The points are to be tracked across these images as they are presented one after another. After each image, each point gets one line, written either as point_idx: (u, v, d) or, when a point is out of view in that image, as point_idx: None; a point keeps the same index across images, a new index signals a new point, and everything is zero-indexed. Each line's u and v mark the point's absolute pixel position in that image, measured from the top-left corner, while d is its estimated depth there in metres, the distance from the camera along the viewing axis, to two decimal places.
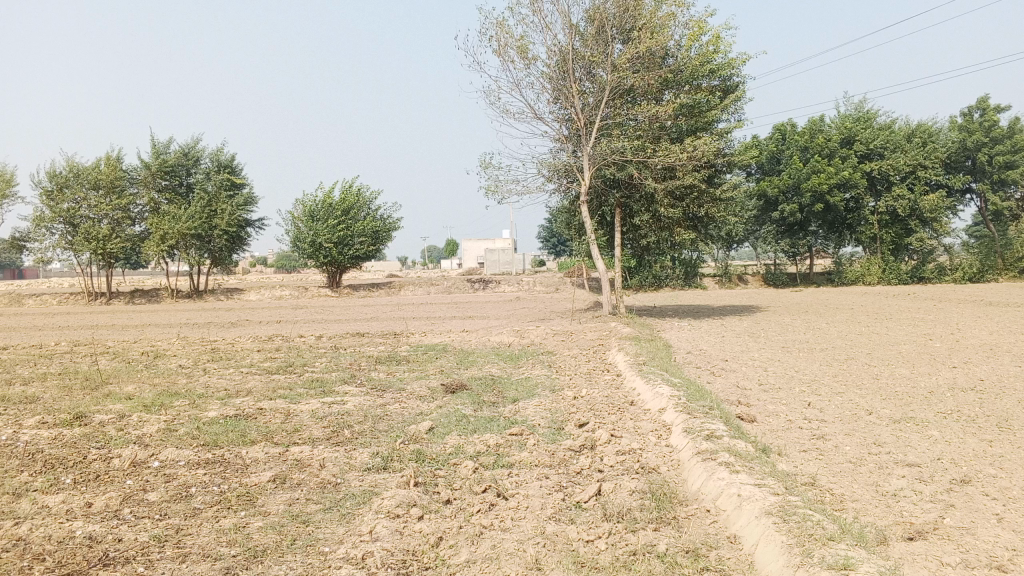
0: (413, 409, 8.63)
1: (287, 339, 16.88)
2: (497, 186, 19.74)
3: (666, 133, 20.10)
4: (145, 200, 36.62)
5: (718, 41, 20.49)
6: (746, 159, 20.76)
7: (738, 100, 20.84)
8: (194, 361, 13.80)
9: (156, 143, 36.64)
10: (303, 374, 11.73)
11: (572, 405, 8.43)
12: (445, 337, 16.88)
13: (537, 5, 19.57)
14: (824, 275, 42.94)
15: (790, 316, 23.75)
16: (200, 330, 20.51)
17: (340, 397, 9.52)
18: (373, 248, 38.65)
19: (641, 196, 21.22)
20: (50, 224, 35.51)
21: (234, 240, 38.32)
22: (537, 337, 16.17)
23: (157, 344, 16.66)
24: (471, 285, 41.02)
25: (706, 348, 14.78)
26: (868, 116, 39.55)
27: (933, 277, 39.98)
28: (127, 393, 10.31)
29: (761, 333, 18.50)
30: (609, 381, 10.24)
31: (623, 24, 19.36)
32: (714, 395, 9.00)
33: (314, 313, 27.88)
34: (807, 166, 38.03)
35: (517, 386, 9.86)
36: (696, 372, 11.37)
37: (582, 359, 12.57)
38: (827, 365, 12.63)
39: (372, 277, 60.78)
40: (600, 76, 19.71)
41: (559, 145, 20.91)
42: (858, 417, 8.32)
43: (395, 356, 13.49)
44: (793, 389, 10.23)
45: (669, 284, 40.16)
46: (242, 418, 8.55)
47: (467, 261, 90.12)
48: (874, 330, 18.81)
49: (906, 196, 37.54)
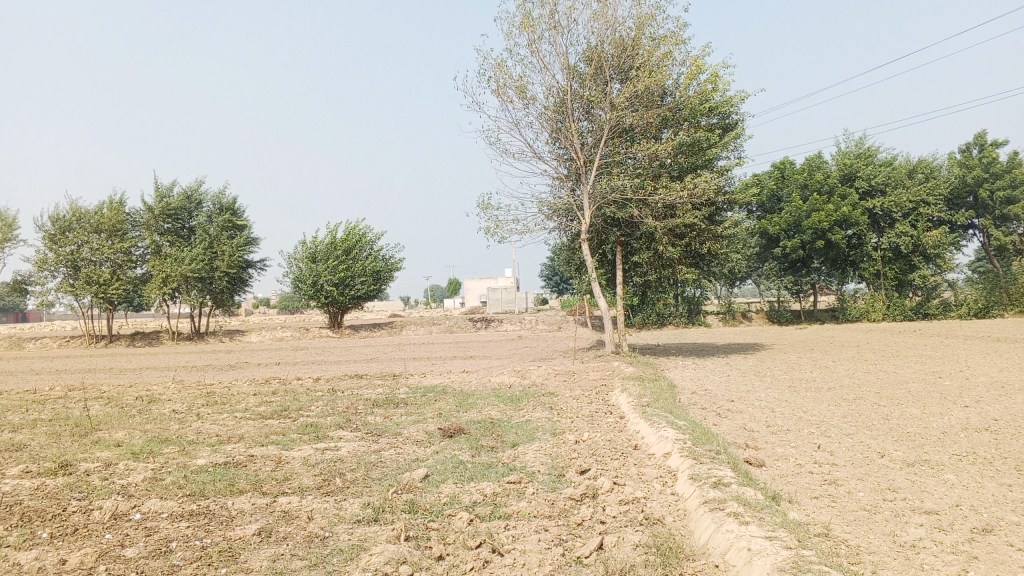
0: (409, 455, 8.35)
1: (286, 382, 16.61)
2: (498, 226, 19.62)
3: (666, 171, 19.99)
4: (147, 243, 36.58)
5: (716, 79, 20.47)
6: (747, 197, 20.61)
7: (738, 137, 20.76)
8: (189, 405, 13.52)
9: (159, 186, 36.70)
10: (298, 418, 11.45)
11: (573, 450, 8.15)
12: (445, 378, 16.60)
13: (535, 46, 19.62)
14: (828, 312, 42.63)
15: (796, 354, 23.43)
16: (198, 373, 20.24)
17: (334, 443, 9.24)
18: (375, 289, 38.47)
19: (641, 235, 21.07)
20: (52, 267, 35.42)
21: (235, 282, 38.17)
22: (539, 378, 15.88)
23: (154, 388, 16.41)
24: (473, 325, 40.77)
25: (711, 388, 14.48)
26: (867, 153, 39.59)
27: (939, 313, 39.63)
28: (117, 440, 10.04)
29: (767, 371, 18.20)
30: (611, 424, 9.95)
31: (621, 64, 19.39)
32: (720, 438, 8.71)
33: (314, 354, 27.62)
34: (808, 204, 37.96)
35: (517, 430, 9.57)
36: (700, 414, 11.07)
37: (584, 401, 12.28)
38: (834, 405, 12.34)
39: (375, 318, 60.62)
40: (599, 115, 19.69)
41: (558, 185, 20.83)
42: (870, 461, 8.03)
43: (393, 398, 13.22)
44: (801, 430, 9.93)
45: (672, 322, 39.90)
46: (232, 465, 8.27)
47: (470, 300, 90.05)
48: (882, 367, 18.49)
49: (909, 232, 37.39)
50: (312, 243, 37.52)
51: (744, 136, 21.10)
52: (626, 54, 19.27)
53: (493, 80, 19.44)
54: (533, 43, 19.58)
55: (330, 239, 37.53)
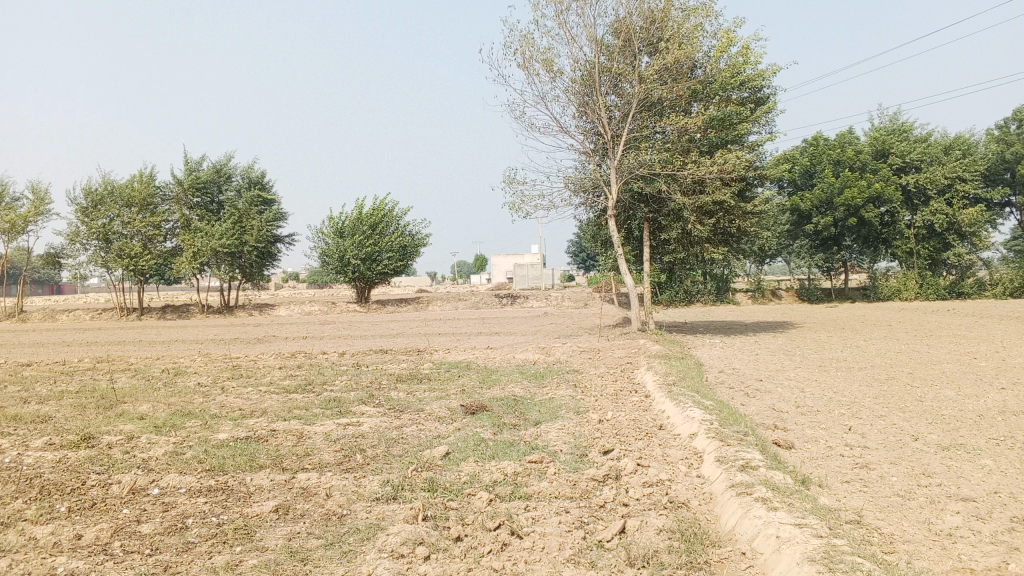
0: (430, 432, 8.25)
1: (310, 356, 16.59)
2: (523, 202, 19.43)
3: (695, 146, 19.63)
4: (177, 217, 36.79)
5: (748, 52, 20.01)
6: (778, 173, 20.20)
7: (770, 112, 20.32)
8: (214, 379, 13.55)
9: (189, 160, 36.82)
10: (321, 393, 11.39)
11: (597, 429, 7.99)
12: (470, 354, 16.51)
13: (563, 18, 19.26)
14: (859, 291, 41.99)
15: (826, 333, 23.05)
16: (224, 347, 20.32)
17: (356, 419, 9.16)
18: (402, 264, 38.44)
19: (669, 211, 20.78)
20: (84, 240, 35.78)
21: (264, 256, 38.32)
22: (564, 355, 15.72)
23: (180, 361, 16.47)
24: (499, 301, 40.68)
25: (738, 366, 14.25)
26: (902, 129, 38.77)
27: (973, 292, 38.85)
28: (140, 413, 10.04)
29: (796, 350, 17.90)
30: (637, 403, 9.78)
31: (651, 37, 19.00)
32: (748, 419, 8.52)
33: (340, 329, 27.68)
34: (840, 181, 37.29)
35: (540, 408, 9.43)
36: (728, 393, 10.86)
37: (609, 378, 12.11)
38: (866, 385, 12.07)
39: (401, 293, 60.76)
40: (627, 89, 19.35)
41: (585, 160, 20.55)
42: (903, 444, 7.80)
43: (416, 374, 13.13)
44: (832, 412, 9.70)
45: (700, 299, 39.52)
46: (253, 440, 8.22)
47: (496, 276, 90.05)
48: (915, 347, 18.11)
49: (944, 210, 36.64)
50: (339, 218, 37.54)
51: (777, 111, 20.65)
52: (655, 26, 18.89)
53: (520, 53, 19.16)
54: (561, 14, 19.24)
55: (357, 213, 37.50)
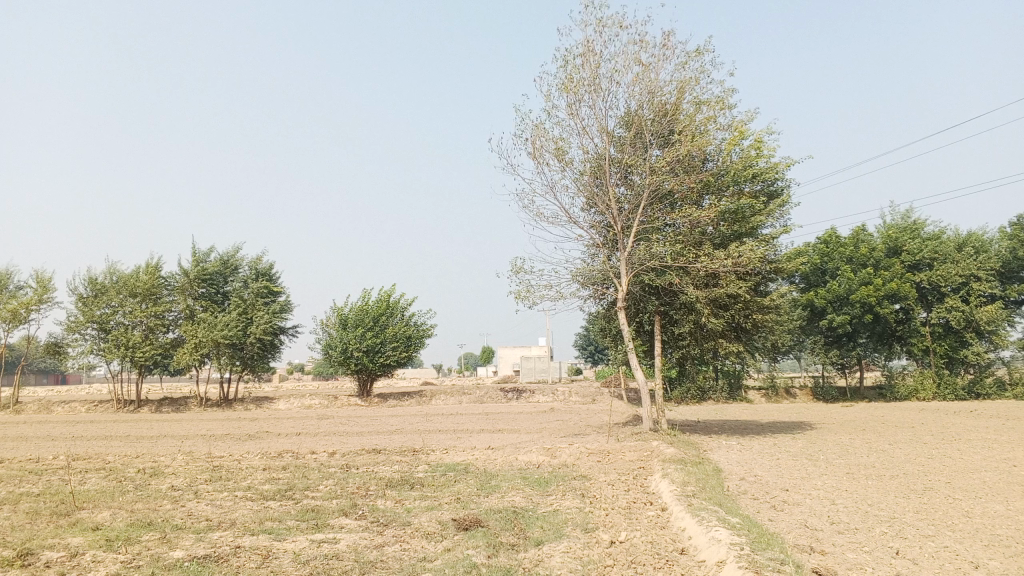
0: (416, 555, 7.19)
1: (299, 456, 15.46)
2: (529, 292, 18.63)
3: (708, 240, 18.91)
4: (180, 307, 36.07)
5: (760, 145, 19.51)
6: (794, 267, 19.41)
7: (784, 204, 19.66)
8: (190, 481, 12.46)
9: (196, 250, 36.45)
10: (301, 501, 10.31)
11: (607, 554, 6.93)
12: (469, 455, 15.36)
13: (574, 109, 18.90)
14: (875, 389, 40.78)
15: (847, 435, 21.78)
16: (213, 443, 19.18)
17: (332, 535, 8.12)
18: (407, 356, 37.43)
19: (681, 305, 19.96)
20: (83, 329, 35.07)
21: (267, 348, 37.38)
22: (571, 457, 14.60)
23: (160, 460, 15.35)
24: (504, 395, 39.48)
25: (760, 473, 13.10)
26: (914, 226, 38.25)
27: (993, 392, 37.46)
28: (96, 523, 8.96)
29: (818, 454, 16.74)
30: (651, 519, 8.69)
31: (661, 130, 18.58)
32: (780, 540, 7.46)
33: (338, 425, 26.49)
34: (856, 276, 36.57)
35: (542, 524, 8.36)
36: (753, 507, 9.77)
37: (621, 487, 11.02)
38: (903, 498, 10.90)
39: (407, 386, 59.55)
40: (637, 180, 18.81)
41: (594, 252, 19.86)
42: (964, 574, 6.72)
43: (409, 478, 12.04)
44: (872, 530, 8.60)
45: (712, 396, 38.34)
46: (212, 560, 7.16)
47: (503, 369, 88.99)
48: (947, 453, 16.85)
49: (960, 307, 35.74)
50: (344, 310, 36.85)
51: (791, 203, 20.01)
52: (666, 119, 18.49)
53: (531, 141, 18.70)
54: (573, 105, 18.87)
55: (362, 305, 36.81)
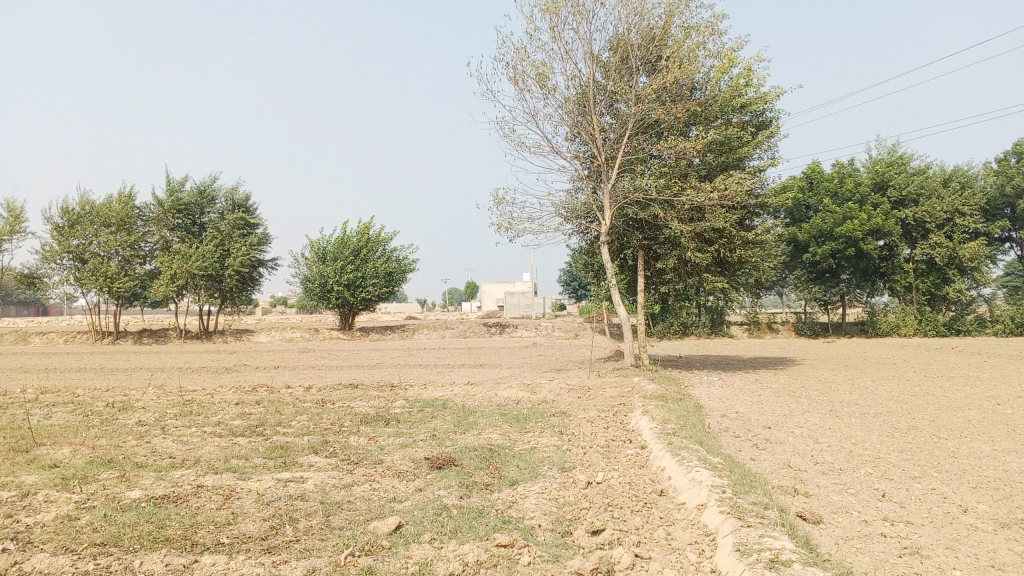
0: (385, 495, 6.89)
1: (273, 391, 15.10)
2: (510, 224, 18.16)
3: (694, 172, 18.42)
4: (156, 238, 35.33)
5: (750, 74, 18.88)
6: (781, 200, 19.00)
7: (772, 136, 19.15)
8: (158, 416, 12.09)
9: (170, 180, 35.53)
10: (270, 437, 9.97)
11: (584, 496, 6.65)
12: (447, 390, 15.06)
13: (559, 33, 18.16)
14: (856, 326, 40.90)
15: (829, 371, 21.69)
16: (187, 377, 18.80)
17: (300, 473, 7.81)
18: (388, 290, 37.01)
19: (665, 238, 19.58)
20: (58, 259, 34.36)
21: (245, 280, 36.84)
22: (551, 393, 14.34)
23: (131, 394, 14.95)
24: (487, 329, 39.31)
25: (741, 410, 12.89)
26: (901, 161, 37.84)
27: (973, 329, 37.57)
28: (54, 460, 8.58)
29: (800, 391, 16.61)
30: (631, 458, 8.42)
31: (649, 56, 17.92)
32: (764, 481, 7.21)
33: (317, 359, 26.18)
34: (840, 211, 36.26)
35: (518, 462, 8.08)
36: (734, 445, 9.53)
37: (600, 424, 10.75)
38: (887, 436, 10.70)
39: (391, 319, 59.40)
40: (623, 109, 18.22)
41: (577, 184, 19.34)
42: (953, 518, 6.48)
43: (384, 414, 11.73)
44: (857, 470, 8.37)
45: (695, 331, 38.36)
46: (170, 500, 6.81)
47: (487, 304, 89.08)
48: (930, 390, 16.69)
49: (944, 244, 35.52)
50: (323, 243, 36.27)
51: (779, 134, 19.49)
52: (654, 45, 17.81)
53: (513, 67, 17.99)
54: (556, 28, 18.12)
55: (342, 238, 36.21)
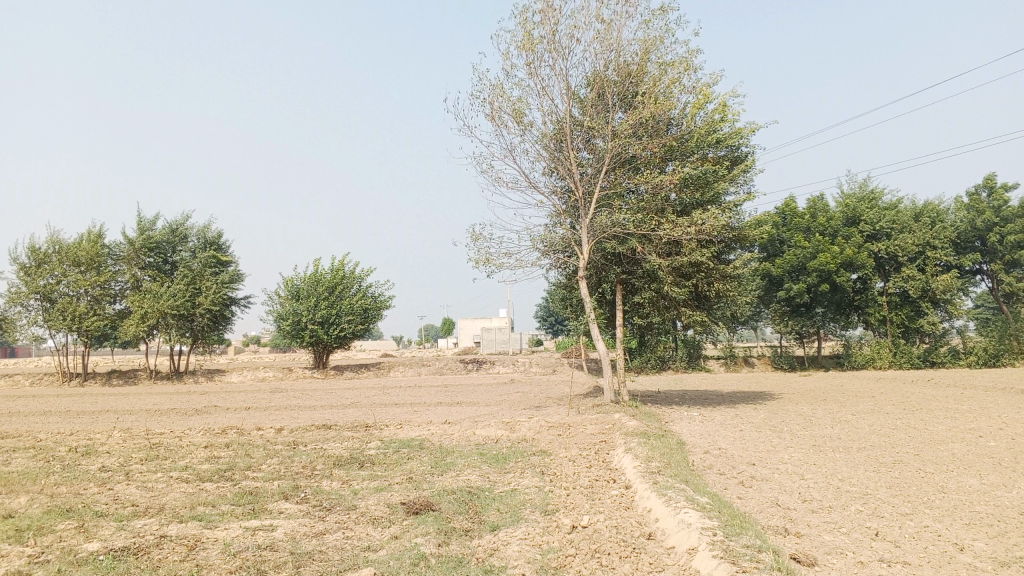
0: (359, 544, 6.55)
1: (245, 433, 14.65)
2: (488, 260, 17.91)
3: (670, 206, 18.36)
4: (126, 277, 34.69)
5: (725, 109, 18.94)
6: (758, 234, 18.96)
7: (747, 170, 19.16)
8: (123, 461, 11.63)
9: (141, 218, 35.02)
10: (240, 482, 9.56)
11: (568, 541, 6.36)
12: (423, 430, 14.69)
13: (534, 68, 18.13)
14: (832, 359, 40.96)
15: (808, 405, 21.53)
16: (155, 419, 18.25)
17: (270, 521, 7.43)
18: (363, 327, 36.54)
19: (643, 272, 19.46)
20: (25, 300, 33.62)
21: (217, 319, 36.25)
22: (530, 431, 14.02)
23: (95, 438, 14.42)
24: (463, 366, 38.89)
25: (724, 446, 12.66)
26: (873, 195, 38.27)
27: (947, 361, 37.77)
28: (8, 510, 8.12)
29: (781, 425, 16.42)
30: (615, 499, 8.14)
31: (625, 92, 17.93)
32: (754, 522, 6.97)
33: (291, 398, 25.65)
34: (811, 245, 36.47)
35: (498, 505, 7.78)
36: (720, 484, 9.27)
37: (582, 464, 10.45)
38: (873, 472, 10.50)
39: (366, 357, 58.74)
40: (600, 144, 18.17)
41: (555, 219, 19.20)
42: (950, 557, 6.26)
43: (359, 456, 11.35)
44: (847, 508, 8.14)
45: (673, 366, 38.21)
46: (130, 553, 6.42)
47: (462, 340, 88.64)
48: (911, 423, 16.55)
49: (917, 276, 35.81)
50: (297, 280, 35.81)
51: (755, 169, 19.51)
52: (630, 80, 17.83)
53: (489, 102, 17.89)
54: (532, 64, 18.09)
55: (315, 275, 35.79)
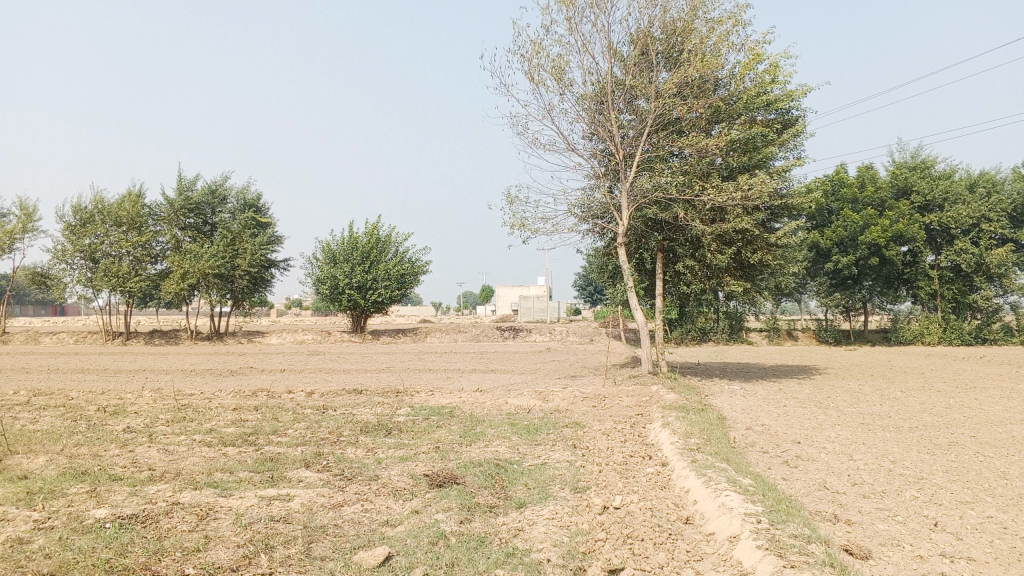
0: (377, 519, 6.18)
1: (274, 396, 14.43)
2: (524, 225, 17.41)
3: (716, 171, 17.64)
4: (167, 238, 34.82)
5: (776, 71, 18.09)
6: (807, 201, 18.18)
7: (799, 135, 18.31)
8: (148, 422, 11.43)
9: (181, 179, 35.05)
10: (261, 448, 9.27)
11: (599, 524, 5.92)
12: (455, 397, 14.33)
13: (575, 25, 17.44)
14: (878, 333, 39.90)
15: (855, 381, 20.78)
16: (189, 379, 18.15)
17: (286, 491, 7.10)
18: (400, 292, 36.35)
19: (686, 239, 18.86)
20: (70, 259, 33.93)
21: (256, 281, 36.33)
22: (564, 402, 13.58)
23: (126, 398, 14.31)
24: (500, 333, 38.59)
25: (767, 423, 12.11)
26: (925, 165, 36.84)
27: (999, 338, 36.49)
28: (23, 472, 7.90)
29: (828, 402, 15.78)
30: (651, 477, 7.68)
31: (670, 50, 17.18)
32: (800, 507, 6.46)
33: (327, 362, 25.55)
34: (862, 217, 35.23)
35: (527, 480, 7.36)
36: (762, 463, 8.75)
37: (617, 438, 9.99)
38: (928, 454, 9.88)
39: (405, 322, 58.87)
40: (643, 105, 17.47)
41: (595, 183, 18.58)
42: (1020, 553, 5.69)
43: (386, 423, 11.00)
44: (901, 494, 7.58)
45: (713, 337, 37.60)
46: (138, 521, 6.12)
47: (501, 307, 88.64)
48: (967, 402, 15.78)
49: (970, 250, 34.51)
50: (334, 244, 35.67)
51: (806, 133, 18.66)
52: (676, 39, 17.07)
53: (528, 60, 17.28)
54: (573, 21, 17.39)
55: (352, 239, 35.58)
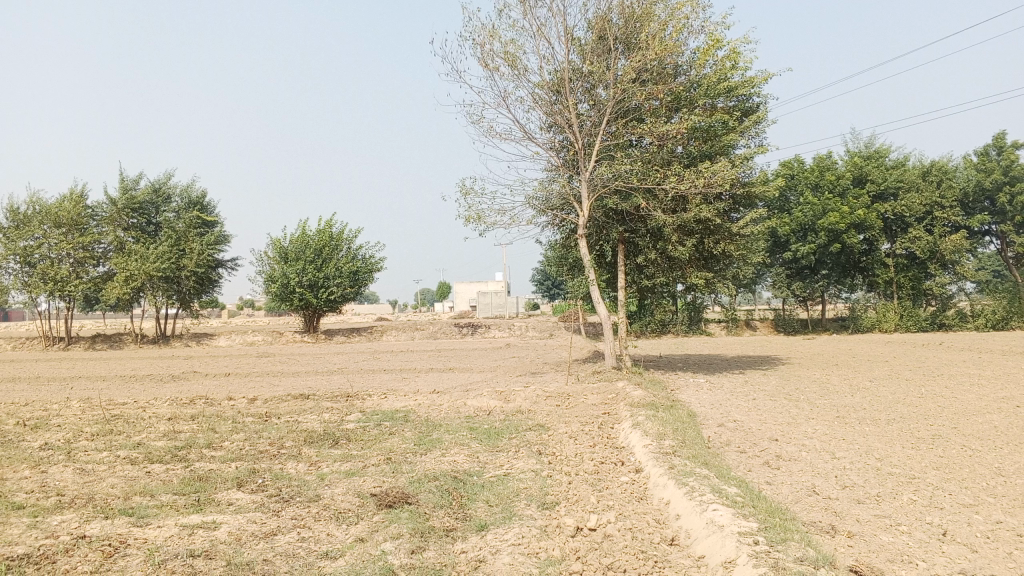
0: (315, 550, 5.32)
1: (214, 404, 13.40)
2: (479, 217, 16.59)
3: (677, 159, 16.98)
4: (109, 239, 33.24)
5: (736, 56, 17.47)
6: (769, 189, 17.59)
7: (760, 122, 17.70)
8: (69, 437, 10.37)
9: (124, 177, 33.49)
10: (192, 464, 8.33)
11: (572, 552, 5.14)
12: (409, 400, 13.46)
13: (530, 10, 16.64)
14: (836, 322, 39.88)
15: (820, 371, 20.31)
16: (125, 387, 16.94)
17: (213, 517, 6.20)
18: (353, 290, 35.20)
19: (647, 231, 18.20)
20: (5, 263, 32.22)
21: (204, 282, 34.94)
22: (526, 402, 12.79)
23: (52, 410, 13.14)
24: (458, 330, 37.69)
25: (740, 419, 11.47)
26: (879, 152, 36.72)
27: (955, 324, 36.56)
28: None
29: (797, 394, 15.21)
30: (626, 489, 6.93)
31: (628, 36, 16.46)
32: (794, 520, 5.75)
33: (276, 364, 24.44)
34: (820, 204, 35.08)
35: (488, 496, 6.57)
36: (743, 466, 8.06)
37: (585, 442, 9.23)
38: (913, 449, 9.28)
39: (362, 322, 57.67)
40: (600, 93, 16.76)
41: (552, 174, 17.81)
42: None
43: (334, 432, 10.10)
44: (899, 498, 6.91)
45: (672, 330, 37.17)
46: (29, 563, 5.18)
47: (459, 304, 87.88)
48: (938, 392, 15.29)
49: (923, 237, 34.54)
50: (285, 242, 34.40)
51: (767, 120, 18.08)
52: (634, 24, 16.34)
53: (480, 46, 16.45)
54: (527, 4, 16.58)
55: (302, 236, 34.38)
